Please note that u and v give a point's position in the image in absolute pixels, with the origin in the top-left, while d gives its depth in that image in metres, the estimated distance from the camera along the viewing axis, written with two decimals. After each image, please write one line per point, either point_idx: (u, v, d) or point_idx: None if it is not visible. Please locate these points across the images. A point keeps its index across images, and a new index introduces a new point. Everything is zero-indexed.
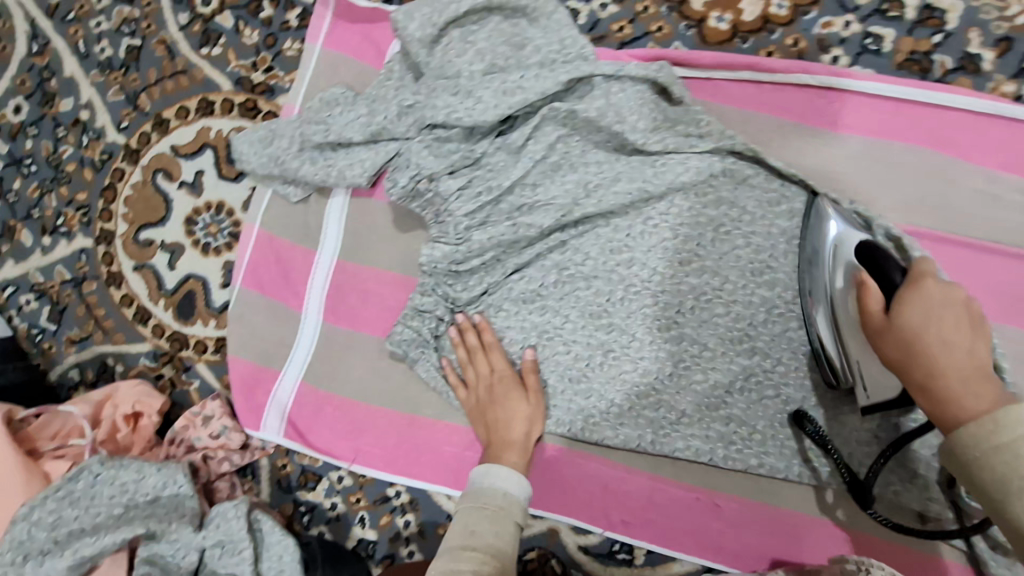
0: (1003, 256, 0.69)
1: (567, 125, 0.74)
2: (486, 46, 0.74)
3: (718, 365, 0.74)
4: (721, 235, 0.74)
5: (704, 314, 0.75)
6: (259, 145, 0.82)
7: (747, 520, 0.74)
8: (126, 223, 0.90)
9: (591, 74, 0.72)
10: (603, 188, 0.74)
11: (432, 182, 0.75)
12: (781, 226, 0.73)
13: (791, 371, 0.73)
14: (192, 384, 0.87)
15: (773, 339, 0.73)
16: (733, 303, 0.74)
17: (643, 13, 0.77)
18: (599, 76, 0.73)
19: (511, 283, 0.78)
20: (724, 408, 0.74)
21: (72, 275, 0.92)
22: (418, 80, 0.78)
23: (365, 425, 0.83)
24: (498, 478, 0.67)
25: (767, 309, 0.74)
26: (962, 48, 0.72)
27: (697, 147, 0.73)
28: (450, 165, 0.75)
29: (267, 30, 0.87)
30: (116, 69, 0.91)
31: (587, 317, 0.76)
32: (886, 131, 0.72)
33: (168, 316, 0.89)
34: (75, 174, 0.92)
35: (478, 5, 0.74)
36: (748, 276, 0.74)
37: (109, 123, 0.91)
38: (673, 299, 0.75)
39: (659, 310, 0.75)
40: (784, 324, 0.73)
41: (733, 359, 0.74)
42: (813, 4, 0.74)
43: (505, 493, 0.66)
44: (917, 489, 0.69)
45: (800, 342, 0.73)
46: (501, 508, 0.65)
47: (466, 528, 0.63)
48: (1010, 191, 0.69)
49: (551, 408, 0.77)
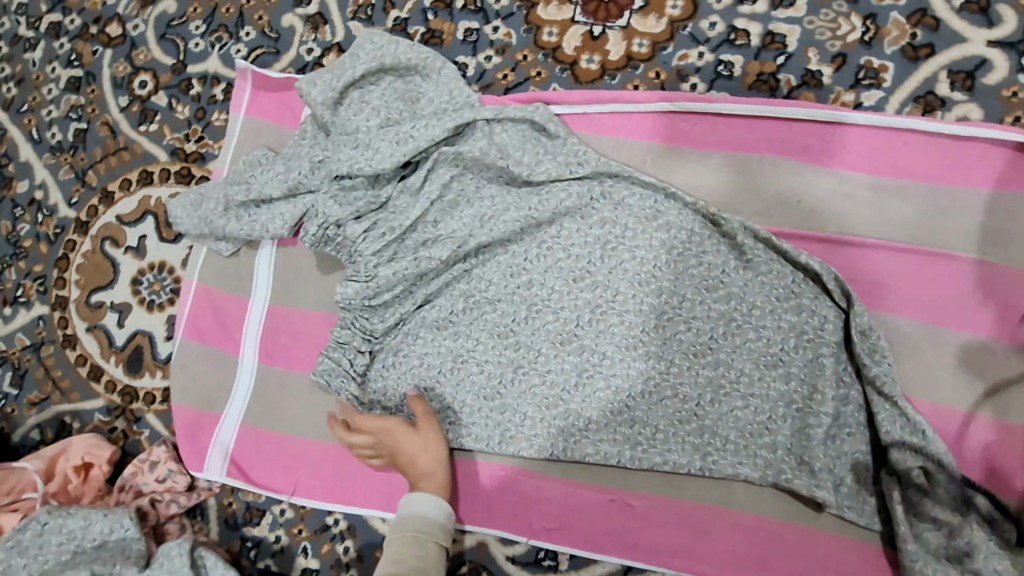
0: (859, 247, 0.76)
1: (458, 165, 0.82)
2: (381, 103, 0.83)
3: (618, 371, 0.79)
4: (609, 252, 0.80)
5: (601, 325, 0.80)
6: (191, 208, 0.90)
7: (658, 516, 0.79)
8: (79, 289, 0.98)
9: (473, 119, 0.81)
10: (495, 218, 0.81)
11: (339, 227, 0.83)
12: (661, 238, 0.79)
13: (683, 371, 0.78)
14: (142, 433, 0.93)
15: (664, 343, 0.79)
16: (626, 313, 0.80)
17: (523, 61, 0.87)
18: (481, 120, 0.81)
19: (423, 312, 0.84)
20: (626, 412, 0.79)
21: (31, 340, 0.99)
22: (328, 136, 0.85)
23: (302, 458, 0.88)
24: (417, 504, 0.73)
25: (657, 315, 0.79)
26: (803, 67, 0.80)
27: (576, 175, 0.80)
28: (352, 211, 0.83)
29: (196, 104, 0.97)
30: (66, 151, 1.01)
31: (495, 337, 0.82)
32: (744, 145, 0.80)
33: (119, 371, 0.95)
34: (32, 248, 1.00)
35: (372, 68, 0.83)
36: (637, 286, 0.79)
37: (61, 200, 1.00)
38: (572, 314, 0.81)
39: (560, 325, 0.81)
40: (673, 327, 0.79)
41: (630, 364, 0.79)
42: (669, 40, 0.83)
43: (424, 516, 0.72)
44: (805, 473, 0.75)
45: (689, 343, 0.79)
46: (423, 531, 0.71)
47: (392, 559, 0.68)
48: (859, 188, 0.77)
49: (469, 426, 0.83)
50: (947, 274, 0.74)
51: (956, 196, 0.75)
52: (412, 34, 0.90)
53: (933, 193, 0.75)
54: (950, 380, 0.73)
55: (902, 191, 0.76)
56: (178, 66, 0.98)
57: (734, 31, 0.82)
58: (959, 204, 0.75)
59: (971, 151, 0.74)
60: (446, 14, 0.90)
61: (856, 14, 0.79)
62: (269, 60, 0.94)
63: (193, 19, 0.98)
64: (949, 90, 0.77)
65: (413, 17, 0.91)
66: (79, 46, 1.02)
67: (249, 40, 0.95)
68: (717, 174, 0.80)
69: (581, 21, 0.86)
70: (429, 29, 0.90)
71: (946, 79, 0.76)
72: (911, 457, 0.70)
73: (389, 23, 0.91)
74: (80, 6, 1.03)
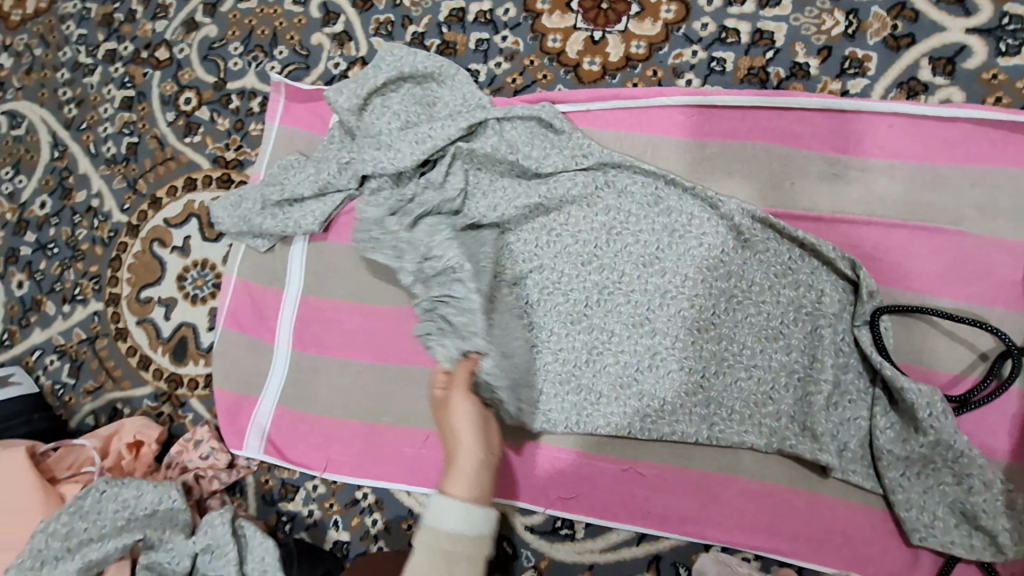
0: (849, 225, 0.81)
1: (472, 161, 0.90)
2: (401, 108, 0.92)
3: (625, 347, 0.84)
4: (614, 236, 0.86)
5: (608, 305, 0.86)
6: (231, 208, 0.99)
7: (668, 484, 0.83)
8: (130, 286, 1.07)
9: (486, 117, 0.88)
10: (507, 207, 0.88)
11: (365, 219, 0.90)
12: (661, 222, 0.84)
13: (687, 346, 0.83)
14: (187, 416, 1.01)
15: (669, 320, 0.83)
16: (632, 293, 0.85)
17: (531, 66, 0.95)
18: (493, 119, 0.89)
19: None
20: (635, 386, 0.84)
21: (87, 334, 1.08)
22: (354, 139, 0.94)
23: (333, 436, 0.94)
24: (445, 515, 0.65)
25: (661, 294, 0.84)
26: (791, 60, 0.86)
27: (582, 165, 0.86)
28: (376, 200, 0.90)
29: (236, 116, 1.06)
30: (120, 162, 1.11)
31: None
32: (737, 134, 0.85)
33: (166, 360, 1.04)
34: (89, 250, 1.11)
35: (393, 76, 0.92)
36: (641, 268, 0.85)
37: (115, 206, 1.10)
38: (581, 296, 0.87)
39: (571, 305, 0.87)
40: (676, 305, 0.83)
41: (637, 340, 0.84)
42: (665, 41, 0.90)
43: (449, 535, 0.64)
44: (808, 440, 0.79)
45: (692, 319, 0.83)
46: (449, 551, 0.64)
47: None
48: (848, 169, 0.82)
49: None
50: (936, 247, 0.79)
51: (941, 174, 0.79)
52: (428, 46, 0.99)
53: (920, 171, 0.80)
54: (943, 345, 0.78)
55: (889, 171, 0.81)
56: (219, 83, 1.08)
57: (725, 31, 0.88)
58: (945, 181, 0.79)
59: (954, 130, 0.79)
60: (459, 27, 0.98)
61: (839, 10, 0.85)
62: (301, 75, 1.04)
63: (232, 40, 1.08)
64: (931, 76, 0.81)
65: (430, 31, 0.99)
66: (131, 69, 1.13)
67: (282, 57, 1.05)
68: (713, 162, 0.86)
69: (583, 27, 0.93)
70: (444, 40, 0.98)
71: (927, 65, 0.81)
72: (908, 419, 0.74)
73: (407, 37, 1.00)
74: (132, 34, 1.14)
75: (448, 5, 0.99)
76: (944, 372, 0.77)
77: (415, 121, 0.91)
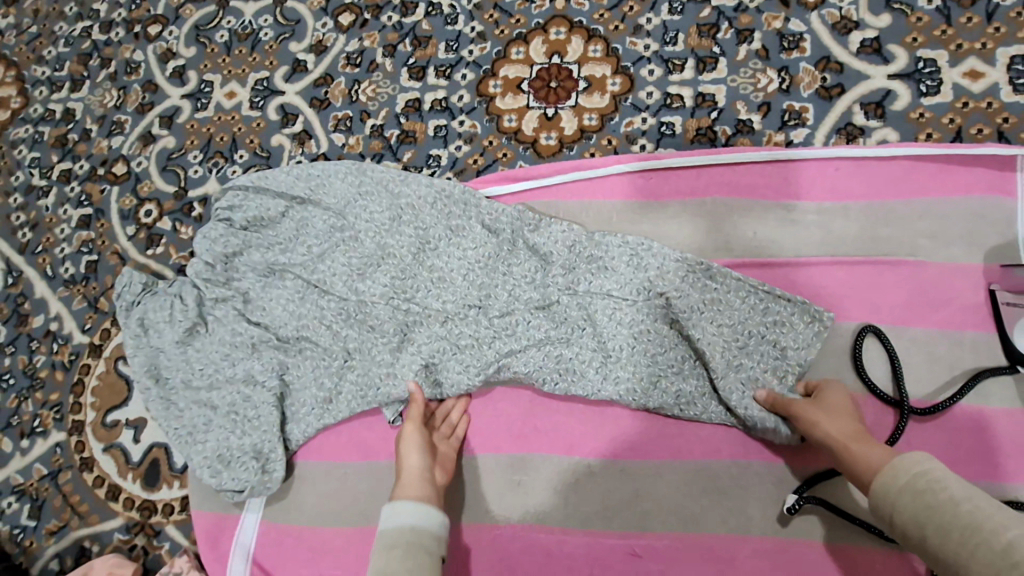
0: (820, 265, 0.82)
1: (616, 306, 0.82)
2: (336, 184, 0.92)
3: (675, 331, 0.81)
4: (565, 259, 0.85)
5: (579, 355, 0.82)
6: (274, 285, 0.91)
7: (677, 554, 0.79)
8: (94, 410, 1.02)
9: (595, 292, 0.83)
10: (549, 309, 0.84)
11: (388, 304, 0.87)
12: (568, 317, 0.83)
13: (584, 314, 0.83)
14: (163, 547, 0.95)
15: (628, 321, 0.82)
16: (597, 352, 0.82)
17: (490, 146, 0.97)
18: (599, 296, 0.83)
19: (405, 348, 0.86)
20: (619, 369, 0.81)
21: (49, 469, 1.01)
22: (346, 254, 0.89)
23: (326, 548, 0.88)
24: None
25: (645, 361, 0.81)
26: (734, 118, 0.90)
27: (635, 304, 0.82)
28: (392, 274, 0.88)
29: (199, 224, 1.06)
30: (79, 282, 1.08)
31: (384, 344, 0.86)
32: (693, 191, 0.88)
33: (137, 487, 0.97)
34: (48, 377, 1.05)
35: (336, 166, 0.93)
36: (469, 366, 0.84)
37: (75, 328, 1.06)
38: (472, 361, 0.84)
39: (427, 360, 0.85)
40: (631, 308, 0.82)
41: (679, 327, 0.81)
42: (615, 111, 0.94)
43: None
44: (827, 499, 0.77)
45: (503, 354, 0.84)
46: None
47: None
48: (805, 213, 0.85)
49: (484, 473, 0.86)
50: (903, 278, 0.80)
51: (896, 210, 0.82)
52: (388, 137, 1.02)
53: (872, 208, 0.83)
54: (924, 368, 0.78)
55: (844, 211, 0.84)
56: (180, 192, 1.08)
57: (669, 97, 0.93)
58: (898, 215, 0.82)
59: (896, 168, 0.83)
60: (416, 116, 1.01)
61: (770, 69, 0.90)
62: None
63: (191, 149, 1.09)
64: (866, 120, 0.86)
65: (388, 122, 1.02)
66: (88, 187, 1.12)
67: (243, 160, 1.07)
68: (679, 219, 0.87)
69: (535, 106, 0.97)
70: (403, 129, 1.01)
71: (859, 110, 0.86)
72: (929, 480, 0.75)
73: (366, 130, 1.03)
74: (88, 152, 1.14)
75: (404, 97, 1.03)
76: (994, 408, 0.75)
77: (490, 289, 0.86)
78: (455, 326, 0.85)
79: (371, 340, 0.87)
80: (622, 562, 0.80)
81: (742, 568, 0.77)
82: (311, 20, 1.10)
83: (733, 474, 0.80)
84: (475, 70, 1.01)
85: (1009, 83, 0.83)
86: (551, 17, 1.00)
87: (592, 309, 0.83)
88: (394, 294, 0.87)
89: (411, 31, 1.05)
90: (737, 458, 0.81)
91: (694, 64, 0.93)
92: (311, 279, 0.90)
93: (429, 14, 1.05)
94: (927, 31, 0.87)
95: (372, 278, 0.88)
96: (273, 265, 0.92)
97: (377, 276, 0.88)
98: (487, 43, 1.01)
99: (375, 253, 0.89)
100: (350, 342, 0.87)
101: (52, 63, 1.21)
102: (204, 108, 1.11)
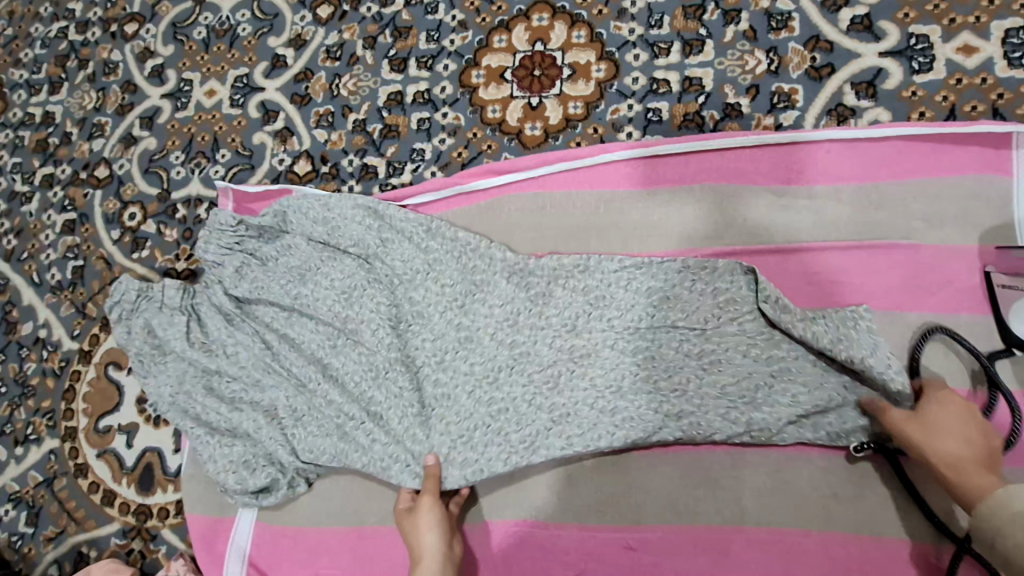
0: (811, 250, 0.81)
1: (624, 334, 0.81)
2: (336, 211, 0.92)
3: (673, 340, 0.79)
4: (570, 283, 0.83)
5: (594, 389, 0.80)
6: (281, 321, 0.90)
7: (671, 546, 0.79)
8: (87, 416, 1.02)
9: (602, 320, 0.81)
10: (558, 337, 0.82)
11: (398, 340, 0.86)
12: (575, 344, 0.82)
13: (594, 341, 0.81)
14: (159, 550, 0.95)
15: (635, 344, 0.80)
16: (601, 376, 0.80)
17: (474, 138, 0.96)
18: (608, 323, 0.81)
19: (417, 388, 0.84)
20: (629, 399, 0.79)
21: (44, 476, 1.01)
22: (354, 287, 0.89)
23: (321, 547, 0.88)
24: None
25: (646, 372, 0.79)
26: (722, 102, 0.88)
27: (646, 330, 0.80)
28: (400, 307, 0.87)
29: (184, 226, 1.04)
30: (66, 288, 1.07)
31: (395, 384, 0.85)
32: (682, 178, 0.86)
33: (132, 492, 0.97)
34: (39, 385, 1.05)
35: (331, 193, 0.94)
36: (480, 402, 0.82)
37: (64, 334, 1.06)
38: (485, 394, 0.82)
39: (439, 398, 0.83)
40: (641, 332, 0.80)
41: (674, 332, 0.79)
42: (600, 98, 0.92)
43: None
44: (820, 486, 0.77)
45: (517, 386, 0.82)
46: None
47: None
48: (796, 198, 0.83)
49: None
50: (895, 262, 0.79)
51: (888, 192, 0.80)
52: (371, 131, 1.00)
53: (864, 190, 0.81)
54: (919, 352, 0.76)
55: (835, 194, 0.82)
56: (163, 194, 1.06)
57: (656, 82, 0.91)
58: (890, 197, 0.80)
59: (888, 148, 0.81)
60: (399, 109, 0.99)
61: (758, 50, 0.88)
62: (246, 176, 1.03)
63: (172, 150, 1.08)
64: (857, 101, 0.84)
65: (370, 117, 1.00)
66: (71, 192, 1.11)
67: (225, 160, 1.05)
68: (668, 208, 0.86)
69: (519, 95, 0.95)
70: (386, 124, 0.99)
71: (850, 91, 0.84)
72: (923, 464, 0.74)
73: (349, 126, 1.01)
74: (69, 156, 1.12)
75: (385, 90, 1.01)
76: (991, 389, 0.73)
77: (500, 323, 0.84)
78: (466, 359, 0.84)
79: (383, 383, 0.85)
80: (617, 554, 0.80)
81: (736, 557, 0.77)
82: (289, 14, 1.08)
83: (727, 464, 0.79)
84: (457, 60, 0.99)
85: (1003, 57, 0.81)
86: (533, 3, 0.97)
87: (600, 339, 0.81)
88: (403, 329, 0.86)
89: (392, 22, 1.03)
90: (730, 448, 0.80)
91: (680, 47, 0.91)
92: (320, 320, 0.89)
93: (409, 4, 1.02)
94: (919, 6, 0.84)
95: (378, 313, 0.87)
96: (278, 302, 0.91)
97: (386, 311, 0.87)
98: (469, 32, 0.99)
99: (382, 288, 0.88)
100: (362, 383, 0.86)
101: (30, 66, 1.19)
102: (184, 108, 1.09)
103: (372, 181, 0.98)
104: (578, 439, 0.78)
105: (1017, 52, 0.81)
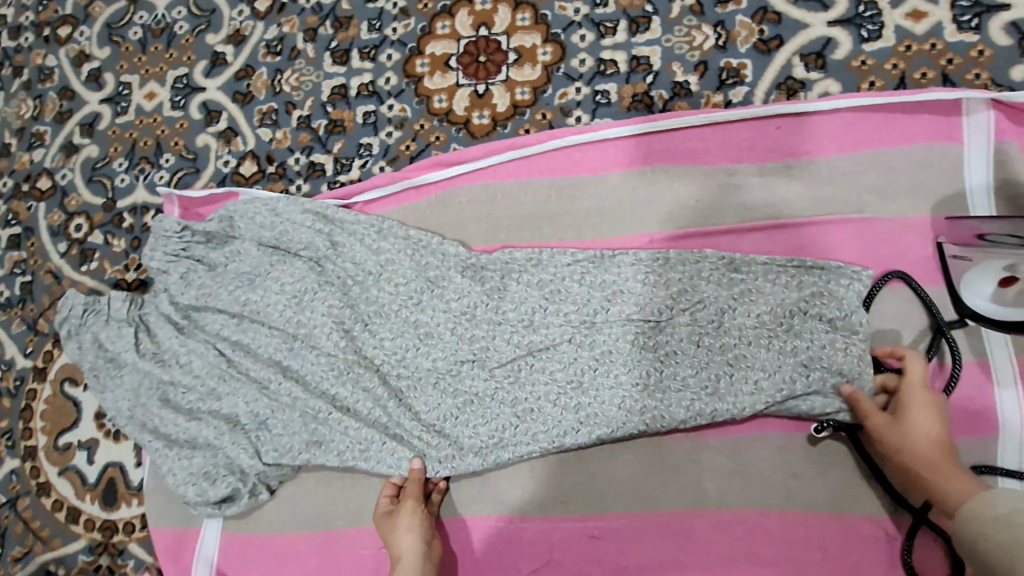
0: (764, 230, 0.79)
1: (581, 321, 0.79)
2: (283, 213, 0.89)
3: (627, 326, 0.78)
4: (524, 274, 0.82)
5: (552, 375, 0.79)
6: (232, 325, 0.88)
7: (633, 532, 0.79)
8: (46, 435, 1.00)
9: (558, 307, 0.80)
10: (516, 327, 0.80)
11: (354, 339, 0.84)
12: (532, 333, 0.80)
13: (550, 329, 0.80)
14: (128, 565, 0.94)
15: (590, 329, 0.79)
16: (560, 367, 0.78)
17: (422, 130, 0.93)
18: (565, 309, 0.80)
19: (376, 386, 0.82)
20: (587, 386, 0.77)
21: (6, 497, 1.00)
22: (307, 287, 0.86)
23: (288, 553, 0.87)
24: None
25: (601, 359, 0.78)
26: (671, 80, 0.86)
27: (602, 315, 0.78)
28: (355, 306, 0.85)
29: (131, 235, 1.02)
30: (15, 305, 1.04)
31: (353, 382, 0.83)
32: (633, 161, 0.84)
33: (96, 508, 0.96)
34: None
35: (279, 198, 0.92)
36: (441, 396, 0.81)
37: (17, 353, 1.03)
38: (446, 388, 0.81)
39: (399, 395, 0.82)
40: (594, 316, 0.79)
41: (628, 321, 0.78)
42: (547, 82, 0.90)
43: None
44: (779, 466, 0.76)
45: (475, 377, 0.80)
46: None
47: None
48: (747, 176, 0.81)
49: None
50: (848, 237, 0.77)
51: (839, 166, 0.79)
52: (316, 128, 0.97)
53: (815, 165, 0.80)
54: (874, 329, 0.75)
55: (787, 170, 0.80)
56: (109, 203, 1.03)
57: (603, 63, 0.88)
58: (842, 171, 0.79)
59: (839, 121, 0.79)
60: (344, 104, 0.96)
61: (705, 24, 0.86)
62: (190, 180, 1.00)
63: (115, 157, 1.04)
64: (806, 73, 0.82)
65: (315, 112, 0.97)
66: (14, 205, 1.08)
67: (169, 165, 1.02)
68: (619, 192, 0.84)
69: (465, 83, 0.92)
70: (331, 119, 0.96)
71: (799, 63, 0.82)
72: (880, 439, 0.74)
73: (293, 123, 0.98)
74: (10, 168, 1.09)
75: (329, 84, 0.97)
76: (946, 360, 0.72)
77: (456, 316, 0.82)
78: (427, 354, 0.82)
79: (342, 381, 0.83)
80: (581, 544, 0.80)
81: (698, 541, 0.77)
82: (227, 9, 1.04)
83: (686, 449, 0.79)
84: (400, 49, 0.96)
85: (951, 20, 0.79)
86: None
87: (556, 325, 0.79)
88: (360, 327, 0.84)
89: (332, 12, 0.99)
90: (688, 433, 0.79)
91: (626, 26, 0.88)
92: (275, 323, 0.87)
93: None
94: None
95: (333, 313, 0.85)
96: (228, 305, 0.89)
97: (341, 309, 0.85)
98: (411, 19, 0.96)
99: (336, 285, 0.86)
100: (321, 383, 0.84)
101: None
102: (124, 112, 1.05)
103: (320, 179, 0.95)
104: (540, 434, 0.78)
105: (965, 15, 0.79)
